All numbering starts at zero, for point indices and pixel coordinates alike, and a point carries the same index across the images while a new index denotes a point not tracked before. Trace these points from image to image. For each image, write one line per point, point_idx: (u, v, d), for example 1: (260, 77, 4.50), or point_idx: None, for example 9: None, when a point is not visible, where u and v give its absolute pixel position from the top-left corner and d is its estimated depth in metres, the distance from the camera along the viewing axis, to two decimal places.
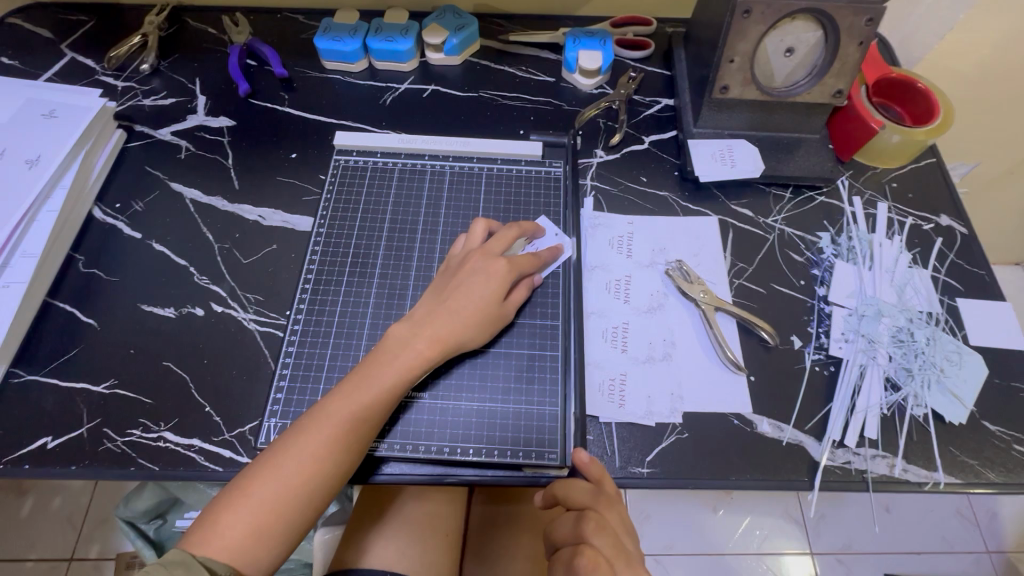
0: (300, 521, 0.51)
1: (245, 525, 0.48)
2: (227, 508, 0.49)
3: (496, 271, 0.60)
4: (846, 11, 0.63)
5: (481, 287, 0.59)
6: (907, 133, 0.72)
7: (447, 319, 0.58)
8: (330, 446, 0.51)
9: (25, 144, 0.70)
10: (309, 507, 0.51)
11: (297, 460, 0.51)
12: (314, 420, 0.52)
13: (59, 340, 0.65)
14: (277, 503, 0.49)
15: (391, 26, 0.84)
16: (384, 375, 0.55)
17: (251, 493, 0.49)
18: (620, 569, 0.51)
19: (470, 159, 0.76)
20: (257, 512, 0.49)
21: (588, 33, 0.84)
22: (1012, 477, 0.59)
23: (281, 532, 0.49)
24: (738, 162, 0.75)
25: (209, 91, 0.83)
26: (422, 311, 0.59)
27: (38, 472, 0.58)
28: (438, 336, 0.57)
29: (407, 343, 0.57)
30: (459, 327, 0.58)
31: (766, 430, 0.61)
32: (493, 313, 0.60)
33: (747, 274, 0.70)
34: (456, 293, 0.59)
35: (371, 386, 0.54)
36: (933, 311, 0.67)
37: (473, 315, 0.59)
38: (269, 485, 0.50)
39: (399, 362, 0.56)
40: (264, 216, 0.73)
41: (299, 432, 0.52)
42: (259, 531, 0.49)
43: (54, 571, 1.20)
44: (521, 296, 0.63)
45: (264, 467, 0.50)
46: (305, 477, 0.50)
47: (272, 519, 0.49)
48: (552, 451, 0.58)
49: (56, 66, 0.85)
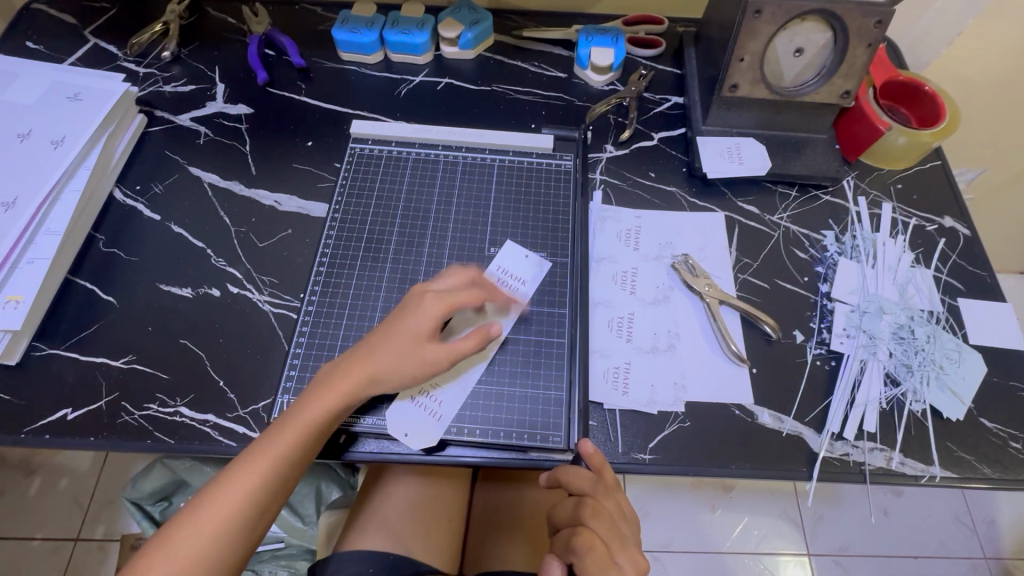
0: (235, 551, 0.51)
1: (179, 558, 0.49)
2: (177, 524, 0.50)
3: (432, 307, 0.58)
4: (856, 13, 0.64)
5: (411, 318, 0.58)
6: (912, 135, 0.73)
7: (388, 341, 0.57)
8: (278, 459, 0.53)
9: (50, 125, 0.72)
10: (246, 535, 0.52)
11: (234, 489, 0.51)
12: (254, 449, 0.53)
13: (79, 316, 0.67)
14: (211, 534, 0.50)
15: (407, 20, 0.86)
16: (333, 388, 0.56)
17: (200, 510, 0.51)
18: (616, 555, 0.54)
19: (482, 150, 0.78)
20: (206, 528, 0.50)
21: (601, 30, 0.86)
22: (1007, 473, 0.60)
23: (229, 546, 0.51)
24: (746, 159, 0.76)
25: (228, 79, 0.85)
26: (362, 339, 0.59)
27: (57, 442, 0.59)
28: (370, 362, 0.57)
29: (354, 358, 0.57)
30: (412, 347, 0.58)
31: (766, 420, 0.62)
32: (454, 337, 0.60)
33: (751, 269, 0.71)
34: (413, 315, 0.60)
35: (310, 413, 0.55)
36: (934, 310, 0.69)
37: (428, 339, 0.59)
38: (215, 502, 0.51)
39: (347, 375, 0.56)
40: (280, 202, 0.75)
41: (239, 462, 0.53)
42: (192, 563, 0.49)
43: (61, 550, 1.22)
44: (494, 335, 0.62)
45: (202, 497, 0.51)
46: (252, 490, 0.52)
47: (205, 551, 0.50)
48: (556, 435, 0.60)
49: (79, 51, 0.87)
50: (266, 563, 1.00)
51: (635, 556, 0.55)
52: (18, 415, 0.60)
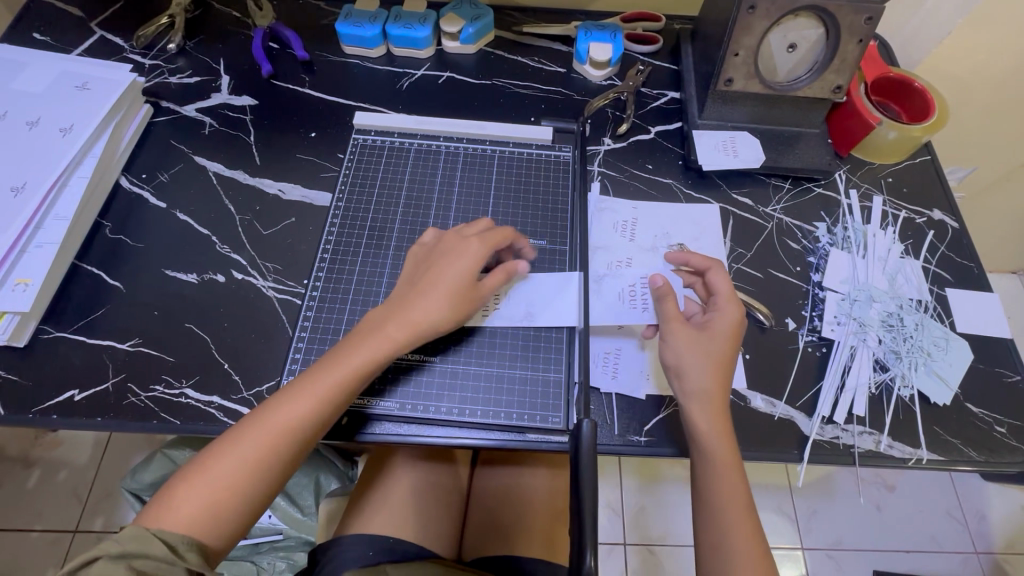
0: (255, 498, 0.52)
1: (203, 499, 0.50)
2: (187, 482, 0.51)
3: (464, 250, 0.62)
4: (847, 10, 0.66)
5: (449, 268, 0.61)
6: (902, 129, 0.75)
7: (425, 295, 0.59)
8: (294, 421, 0.54)
9: (58, 114, 0.73)
10: (266, 482, 0.53)
11: (259, 436, 0.53)
12: (281, 401, 0.54)
13: (87, 299, 0.68)
14: (234, 478, 0.51)
15: (409, 15, 0.87)
16: (350, 357, 0.57)
17: (210, 468, 0.51)
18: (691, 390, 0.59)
19: (483, 142, 0.79)
20: (216, 487, 0.51)
21: (599, 26, 0.87)
22: (992, 456, 0.62)
23: (238, 506, 0.51)
24: (740, 153, 0.78)
25: (233, 71, 0.87)
26: (394, 299, 0.61)
27: (64, 422, 0.61)
28: (408, 321, 0.58)
29: (374, 330, 0.58)
30: (428, 310, 0.59)
31: (759, 405, 0.64)
32: (463, 293, 0.60)
33: (745, 259, 0.73)
34: (425, 279, 0.61)
35: (338, 370, 0.56)
36: (923, 298, 0.70)
37: (439, 297, 0.59)
38: (228, 460, 0.52)
39: (366, 345, 0.57)
40: (284, 191, 0.76)
41: (264, 410, 0.54)
42: (216, 505, 0.50)
43: (60, 542, 1.22)
44: (497, 283, 0.62)
45: (226, 443, 0.53)
46: (262, 453, 0.52)
47: (229, 494, 0.51)
48: (555, 415, 0.61)
49: (85, 43, 0.88)
50: (265, 553, 1.01)
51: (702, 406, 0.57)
52: (27, 396, 0.62)
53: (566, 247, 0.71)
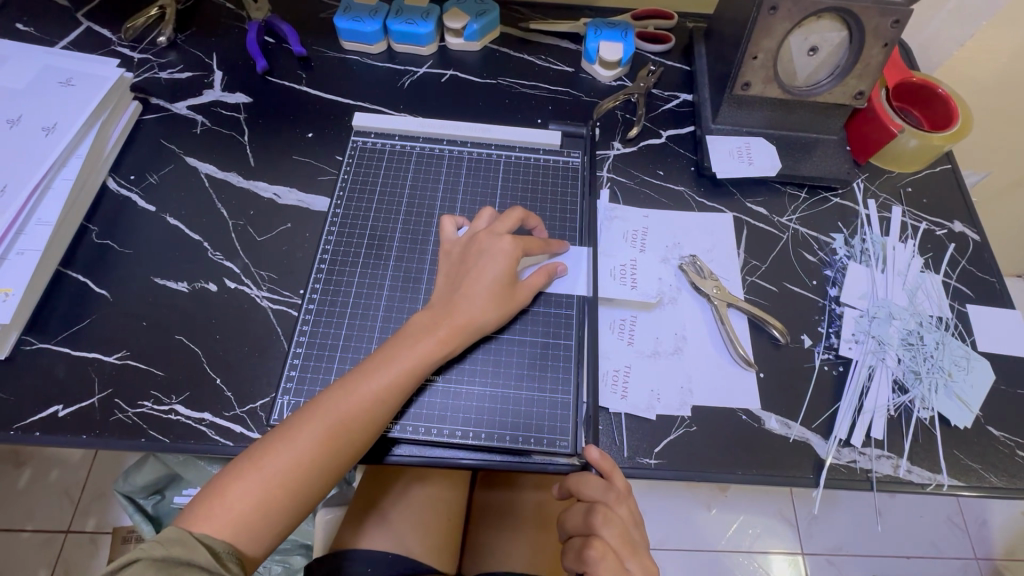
0: (302, 502, 0.51)
1: (252, 501, 0.49)
2: (233, 482, 0.50)
3: (503, 249, 0.60)
4: (873, 12, 0.63)
5: (490, 269, 0.59)
6: (925, 137, 0.72)
7: (469, 296, 0.58)
8: (344, 423, 0.52)
9: (41, 112, 0.70)
10: (315, 485, 0.52)
11: (309, 438, 0.51)
12: (330, 401, 0.53)
13: (72, 309, 0.65)
14: (284, 480, 0.50)
15: (411, 9, 0.84)
16: (402, 358, 0.55)
17: (263, 466, 0.50)
18: (627, 561, 0.54)
19: (487, 146, 0.76)
20: (267, 487, 0.50)
21: (610, 24, 0.84)
22: (1013, 481, 0.60)
23: (285, 509, 0.50)
24: (755, 160, 0.75)
25: (226, 67, 0.83)
26: (440, 299, 0.59)
27: (48, 439, 0.58)
28: (457, 321, 0.57)
29: (425, 331, 0.57)
30: (475, 312, 0.58)
31: (774, 426, 0.61)
32: (506, 295, 0.60)
33: (759, 272, 0.70)
34: (469, 278, 0.59)
35: (390, 372, 0.54)
36: (944, 316, 0.68)
37: (484, 298, 0.58)
38: (279, 460, 0.50)
39: (418, 345, 0.56)
40: (279, 195, 0.73)
41: (312, 410, 0.53)
42: (265, 507, 0.49)
43: (51, 543, 1.20)
44: (538, 284, 0.62)
45: (275, 442, 0.51)
46: (313, 454, 0.51)
47: (278, 496, 0.50)
48: (563, 439, 0.58)
49: (71, 35, 0.84)
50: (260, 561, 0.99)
51: (644, 561, 0.55)
52: (8, 411, 0.59)
53: (576, 247, 0.68)
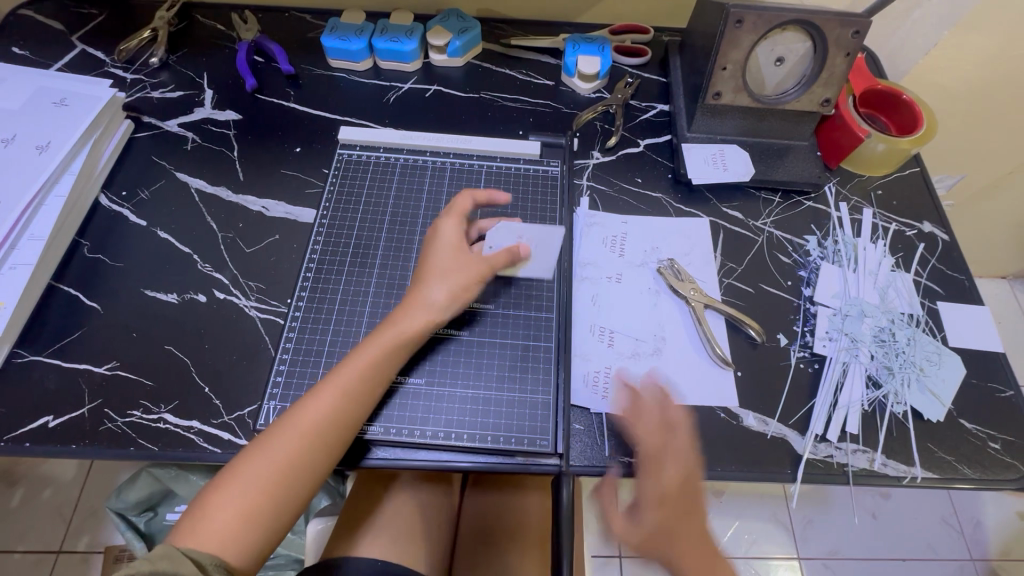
0: (286, 509, 0.52)
1: (234, 511, 0.50)
2: (215, 496, 0.51)
3: (449, 239, 0.63)
4: (834, 23, 0.66)
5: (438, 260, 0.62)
6: (891, 142, 0.74)
7: (425, 288, 0.61)
8: (313, 423, 0.54)
9: (35, 131, 0.72)
10: (296, 492, 0.53)
11: (282, 442, 0.53)
12: (300, 405, 0.55)
13: (63, 323, 0.66)
14: (263, 486, 0.51)
15: (395, 28, 0.87)
16: (364, 353, 0.57)
17: (241, 475, 0.51)
18: None
19: (469, 157, 0.78)
20: (248, 495, 0.51)
21: (587, 39, 0.87)
22: (986, 473, 0.61)
23: (268, 517, 0.51)
24: (729, 166, 0.77)
25: (216, 85, 0.85)
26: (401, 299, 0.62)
27: (38, 449, 0.59)
28: (412, 313, 0.60)
29: (383, 326, 0.59)
30: (428, 300, 0.60)
31: (751, 423, 0.63)
32: (455, 275, 0.61)
33: (735, 274, 0.72)
34: (423, 274, 0.62)
35: (353, 368, 0.56)
36: (915, 313, 0.70)
37: (436, 285, 0.61)
38: (255, 468, 0.52)
39: (377, 340, 0.58)
40: (268, 207, 0.75)
41: (285, 417, 0.54)
42: (248, 515, 0.50)
43: (42, 564, 1.19)
44: (498, 260, 0.63)
45: (252, 451, 0.53)
46: (290, 456, 0.52)
47: (259, 505, 0.51)
48: (544, 438, 0.60)
49: (65, 58, 0.87)
50: None
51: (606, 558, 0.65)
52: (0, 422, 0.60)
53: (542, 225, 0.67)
